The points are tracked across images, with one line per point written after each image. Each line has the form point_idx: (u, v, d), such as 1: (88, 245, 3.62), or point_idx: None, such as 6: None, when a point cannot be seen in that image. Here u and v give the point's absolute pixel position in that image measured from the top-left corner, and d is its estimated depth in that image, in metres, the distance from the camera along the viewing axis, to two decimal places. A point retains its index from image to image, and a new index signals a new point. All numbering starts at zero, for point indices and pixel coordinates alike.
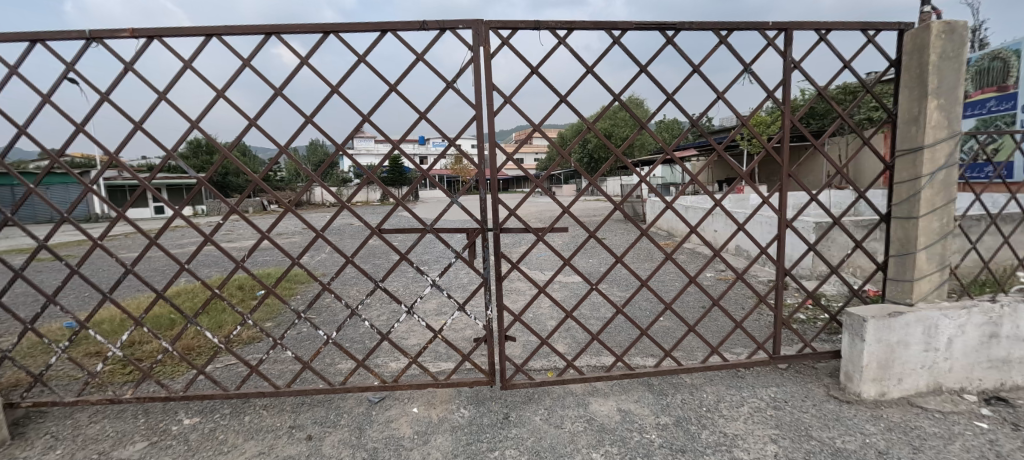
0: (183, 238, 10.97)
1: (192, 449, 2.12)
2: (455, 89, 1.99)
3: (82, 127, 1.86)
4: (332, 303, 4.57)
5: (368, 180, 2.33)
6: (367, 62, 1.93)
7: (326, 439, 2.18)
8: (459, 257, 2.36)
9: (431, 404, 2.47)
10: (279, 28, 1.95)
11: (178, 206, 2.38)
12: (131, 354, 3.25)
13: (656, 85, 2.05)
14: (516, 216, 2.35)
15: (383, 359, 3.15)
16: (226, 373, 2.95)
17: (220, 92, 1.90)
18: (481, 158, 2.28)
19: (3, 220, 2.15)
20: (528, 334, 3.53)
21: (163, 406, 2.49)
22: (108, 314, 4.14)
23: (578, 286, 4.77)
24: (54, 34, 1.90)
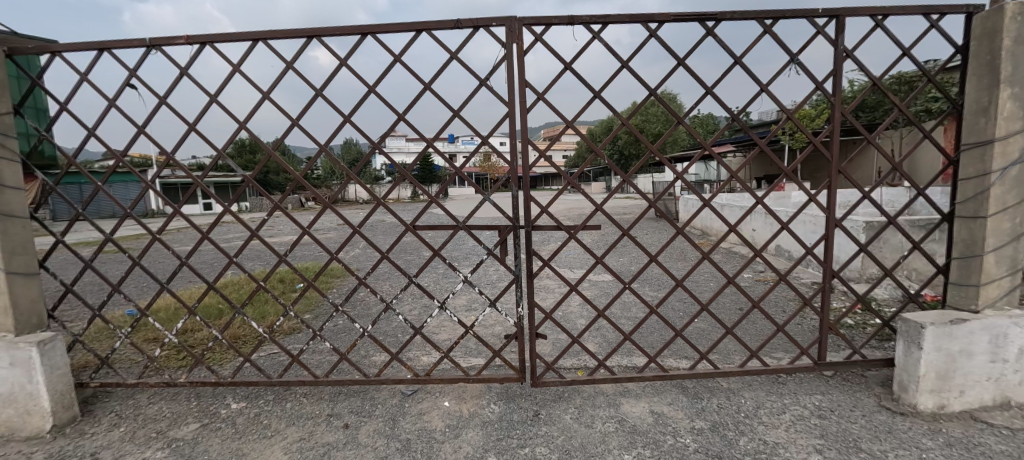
0: (230, 233, 11.60)
1: (239, 431, 2.25)
2: (489, 86, 2.01)
3: (143, 129, 2.01)
4: (367, 297, 4.72)
5: (402, 177, 2.38)
6: (404, 63, 1.98)
7: (362, 429, 2.25)
8: (491, 254, 2.36)
9: (461, 398, 2.51)
10: (320, 31, 2.02)
11: (226, 203, 2.51)
12: (185, 341, 3.47)
13: (694, 79, 1.99)
14: (548, 213, 2.34)
15: (415, 352, 3.22)
16: (269, 362, 3.10)
17: (266, 95, 2.00)
18: (513, 155, 2.28)
19: (74, 215, 2.34)
20: (558, 332, 3.52)
21: (212, 391, 2.64)
22: (164, 303, 4.43)
23: (610, 285, 4.70)
24: (118, 43, 2.04)
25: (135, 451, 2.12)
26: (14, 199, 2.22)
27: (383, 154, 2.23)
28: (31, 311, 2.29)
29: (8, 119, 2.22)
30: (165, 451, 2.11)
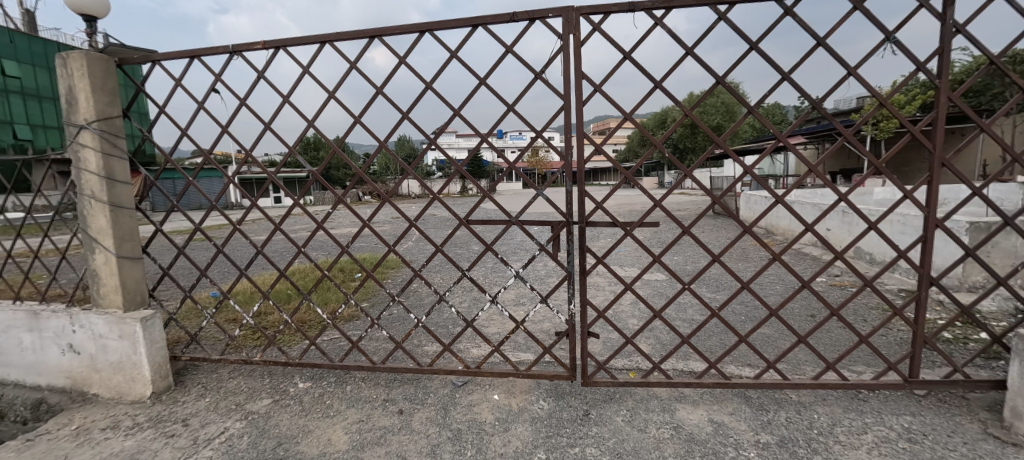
0: (299, 225, 12.42)
1: (305, 409, 2.40)
2: (544, 79, 1.98)
3: (227, 128, 2.19)
4: (421, 288, 4.86)
5: (457, 172, 2.40)
6: (459, 58, 1.99)
7: (415, 415, 2.32)
8: (543, 250, 2.33)
9: (511, 393, 2.51)
10: (381, 31, 2.08)
11: (296, 196, 2.66)
12: (259, 322, 3.76)
13: (768, 64, 1.83)
14: (604, 208, 2.26)
15: (466, 344, 3.27)
16: (332, 346, 3.29)
17: (331, 94, 2.10)
18: (567, 150, 2.23)
19: (169, 207, 2.59)
20: (610, 331, 3.42)
21: (282, 370, 2.84)
22: (242, 287, 4.84)
23: (666, 285, 4.49)
24: (205, 50, 2.22)
25: (216, 420, 2.32)
26: (123, 192, 2.50)
27: (438, 149, 2.28)
28: (135, 291, 2.57)
29: (118, 122, 2.50)
30: (243, 422, 2.30)
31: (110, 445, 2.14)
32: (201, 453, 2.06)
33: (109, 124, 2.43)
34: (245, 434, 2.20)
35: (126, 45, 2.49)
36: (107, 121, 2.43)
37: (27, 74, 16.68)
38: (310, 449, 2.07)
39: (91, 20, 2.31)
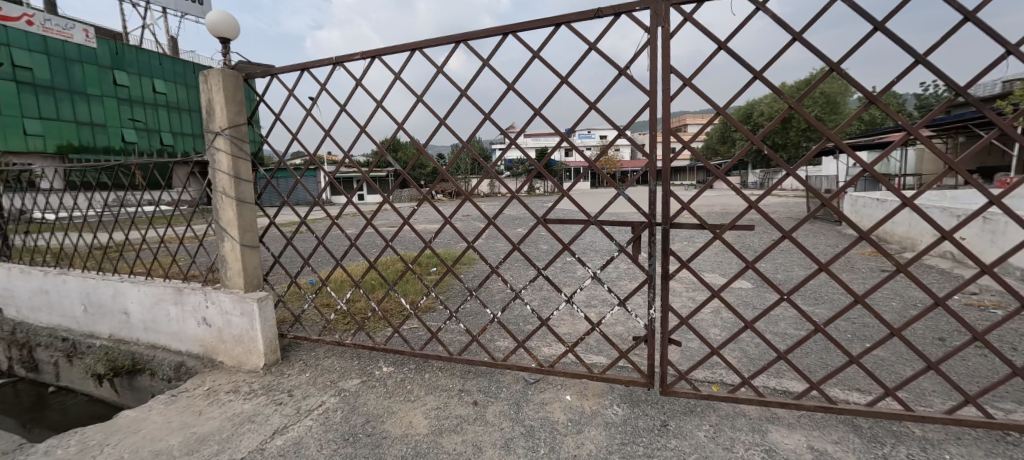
0: (387, 220, 13.38)
1: (390, 392, 2.58)
2: (629, 75, 1.95)
3: (332, 131, 2.45)
4: (496, 285, 4.99)
5: (538, 171, 2.44)
6: (542, 58, 2.02)
7: (489, 408, 2.38)
8: (623, 251, 2.27)
9: (584, 395, 2.48)
10: (466, 35, 2.17)
11: (388, 192, 2.87)
12: (351, 308, 4.13)
13: (898, 45, 1.61)
14: (690, 208, 2.16)
15: (538, 342, 3.29)
16: (412, 335, 3.50)
17: (420, 98, 2.26)
18: (651, 148, 2.17)
19: (283, 202, 2.92)
20: (693, 340, 3.22)
21: (369, 354, 3.08)
22: (337, 276, 5.33)
23: (757, 294, 4.12)
24: (314, 62, 2.49)
25: (315, 394, 2.59)
26: (247, 188, 2.87)
27: (518, 148, 2.33)
28: (255, 274, 2.95)
29: (245, 128, 2.89)
30: (337, 398, 2.54)
31: (234, 406, 2.49)
32: (302, 422, 2.31)
33: (238, 130, 2.82)
34: (338, 409, 2.43)
35: (250, 61, 2.86)
36: (237, 127, 2.81)
37: (173, 91, 19.97)
38: (394, 429, 2.23)
39: (225, 41, 2.69)
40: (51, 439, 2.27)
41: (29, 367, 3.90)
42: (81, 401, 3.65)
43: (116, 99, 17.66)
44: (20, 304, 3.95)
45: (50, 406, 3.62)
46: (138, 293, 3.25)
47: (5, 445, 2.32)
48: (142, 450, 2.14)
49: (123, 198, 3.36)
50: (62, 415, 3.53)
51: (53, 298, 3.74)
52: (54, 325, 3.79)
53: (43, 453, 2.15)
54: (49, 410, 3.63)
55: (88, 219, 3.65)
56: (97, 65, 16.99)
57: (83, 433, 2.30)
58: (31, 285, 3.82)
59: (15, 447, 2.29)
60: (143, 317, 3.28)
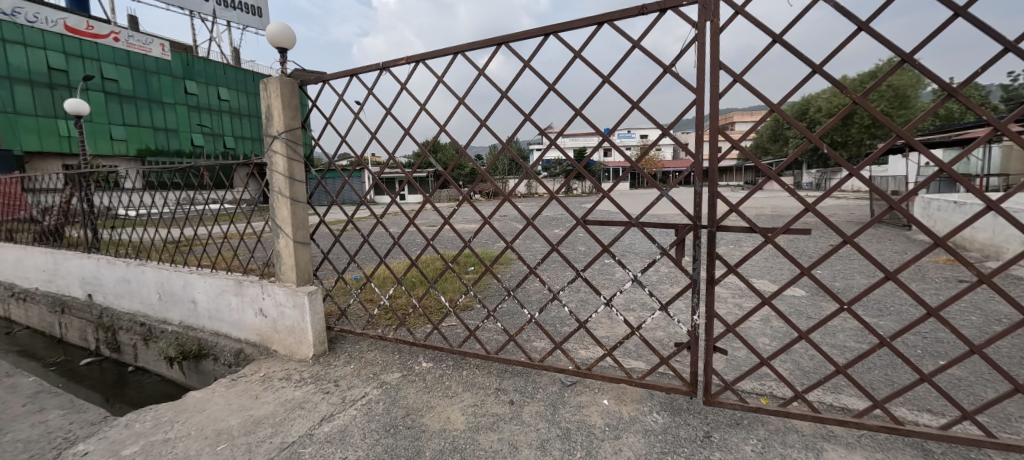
0: (429, 220, 13.70)
1: (428, 387, 2.63)
2: (674, 73, 1.90)
3: (377, 133, 2.54)
4: (535, 285, 4.98)
5: (579, 172, 2.41)
6: (583, 58, 2.00)
7: (525, 408, 2.38)
8: (665, 254, 2.19)
9: (621, 400, 2.42)
10: (507, 37, 2.17)
11: (429, 192, 2.93)
12: (393, 304, 4.26)
13: (983, 31, 1.46)
14: (740, 210, 2.05)
15: (576, 345, 3.25)
16: (451, 332, 3.56)
17: (461, 101, 2.30)
18: (698, 147, 2.08)
19: (331, 202, 3.01)
20: (740, 349, 3.07)
21: (409, 348, 3.16)
22: (381, 272, 5.52)
23: (812, 303, 3.86)
24: (362, 68, 2.58)
25: (359, 385, 2.68)
26: (301, 189, 3.02)
27: (557, 149, 2.31)
28: (306, 269, 3.10)
29: (299, 131, 3.04)
30: (379, 390, 2.62)
31: (285, 393, 2.62)
32: (347, 411, 2.40)
33: (292, 133, 2.97)
34: (380, 400, 2.50)
35: (304, 68, 3.00)
36: (292, 131, 2.97)
37: (236, 97, 21.44)
38: (432, 423, 2.27)
39: (282, 50, 2.83)
40: (130, 413, 2.49)
41: (112, 349, 4.30)
42: (155, 381, 3.99)
43: (187, 106, 19.15)
44: (106, 291, 4.36)
45: (129, 383, 3.98)
46: (205, 284, 3.50)
47: (93, 416, 2.58)
48: (205, 428, 2.30)
49: (193, 197, 3.63)
50: (139, 392, 3.87)
51: (133, 286, 4.10)
52: (133, 310, 4.14)
53: (122, 426, 2.37)
54: (128, 387, 4.00)
55: (163, 216, 3.97)
56: (172, 76, 18.51)
57: (156, 410, 2.51)
58: (115, 274, 4.21)
59: (101, 418, 2.54)
60: (208, 306, 3.53)
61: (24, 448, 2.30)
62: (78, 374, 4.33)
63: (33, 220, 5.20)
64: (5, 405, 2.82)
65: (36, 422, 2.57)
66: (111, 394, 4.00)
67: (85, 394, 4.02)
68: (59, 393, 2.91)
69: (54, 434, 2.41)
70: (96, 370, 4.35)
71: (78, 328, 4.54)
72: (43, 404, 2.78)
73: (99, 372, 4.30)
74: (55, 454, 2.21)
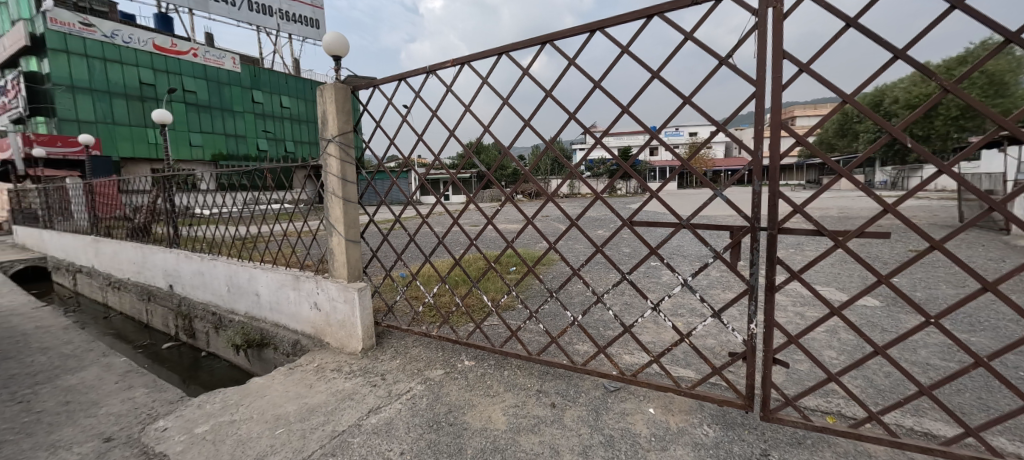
0: (473, 220, 13.86)
1: (470, 385, 2.62)
2: (731, 65, 1.77)
3: (424, 136, 2.58)
4: (579, 287, 4.88)
5: (626, 173, 2.32)
6: (631, 53, 1.92)
7: (567, 412, 2.31)
8: (719, 258, 2.05)
9: (669, 409, 2.29)
10: (551, 35, 2.12)
11: (473, 192, 2.93)
12: (437, 301, 4.32)
13: None
14: (805, 211, 1.88)
15: (620, 349, 3.13)
16: (493, 332, 3.55)
17: (506, 102, 2.28)
18: (757, 144, 1.93)
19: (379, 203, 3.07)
20: (803, 362, 2.83)
21: (452, 346, 3.18)
22: (426, 271, 5.62)
23: (888, 314, 3.49)
24: (408, 72, 2.62)
25: (404, 380, 2.72)
26: (353, 189, 3.12)
27: (603, 148, 2.24)
28: (355, 266, 3.19)
29: (352, 135, 3.14)
30: (423, 385, 2.64)
31: (336, 384, 2.71)
32: (393, 405, 2.43)
33: (345, 137, 3.07)
34: (424, 396, 2.52)
35: (356, 74, 3.10)
36: (345, 135, 3.06)
37: (295, 104, 22.80)
38: (474, 421, 2.25)
39: (337, 58, 2.93)
40: (202, 394, 2.66)
41: (188, 335, 4.68)
42: (225, 366, 4.30)
43: (254, 114, 20.58)
44: (183, 282, 4.73)
45: (202, 367, 4.37)
46: (267, 279, 3.70)
47: (172, 395, 2.78)
48: (265, 413, 2.42)
49: (257, 197, 3.85)
50: (210, 376, 4.25)
51: (206, 278, 4.41)
52: (206, 301, 4.47)
53: (196, 406, 2.54)
54: (202, 371, 4.33)
55: (232, 214, 4.25)
56: (241, 86, 19.99)
57: (224, 393, 2.67)
58: (191, 267, 4.56)
59: (178, 398, 2.73)
60: (269, 299, 3.73)
61: (114, 421, 2.51)
62: (161, 357, 4.76)
63: (123, 218, 5.74)
64: (100, 382, 3.06)
65: (125, 398, 2.79)
66: (187, 376, 4.37)
67: (166, 375, 4.41)
68: (145, 373, 3.13)
69: (139, 410, 2.62)
70: (175, 354, 4.75)
71: (162, 315, 4.98)
72: (132, 382, 3.01)
73: (178, 356, 4.69)
74: (138, 429, 2.40)
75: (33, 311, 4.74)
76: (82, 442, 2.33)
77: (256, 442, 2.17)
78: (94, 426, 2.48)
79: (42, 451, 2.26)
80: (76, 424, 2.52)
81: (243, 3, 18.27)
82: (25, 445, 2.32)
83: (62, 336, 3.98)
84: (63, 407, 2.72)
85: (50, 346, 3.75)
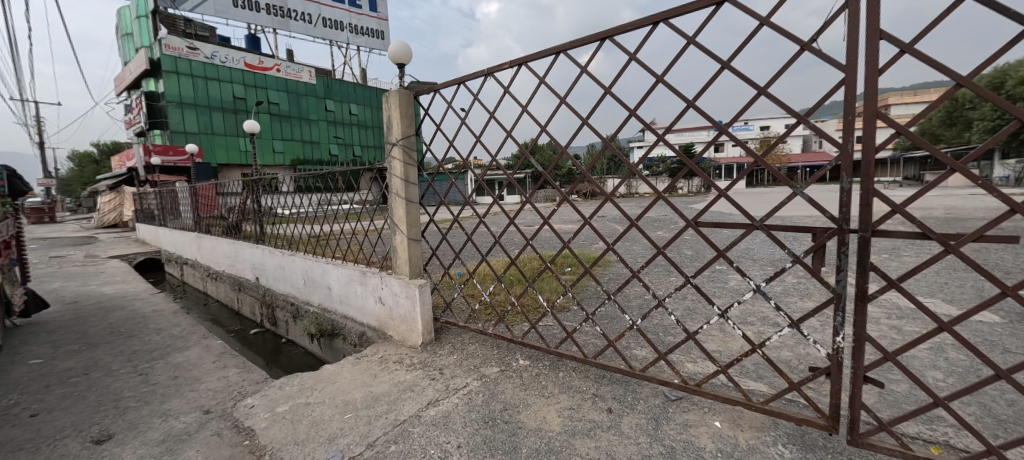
0: (529, 220, 13.88)
1: (525, 384, 2.60)
2: (816, 51, 1.59)
3: (481, 138, 2.59)
4: (638, 290, 4.70)
5: (692, 171, 2.17)
6: (699, 44, 1.79)
7: (624, 418, 2.21)
8: (799, 262, 1.85)
9: (737, 424, 2.11)
10: (612, 30, 2.03)
11: (530, 192, 2.89)
12: (493, 300, 4.35)
13: None
14: (906, 211, 1.64)
15: (682, 357, 2.95)
16: (548, 332, 3.51)
17: (563, 101, 2.23)
18: (846, 137, 1.72)
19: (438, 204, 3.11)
20: (902, 383, 2.49)
21: (507, 345, 3.17)
22: (482, 269, 5.69)
23: (1011, 333, 2.99)
24: (467, 76, 2.64)
25: (461, 375, 2.75)
26: (414, 190, 3.22)
27: (666, 146, 2.11)
28: (416, 264, 3.29)
29: (414, 138, 3.24)
30: (479, 382, 2.66)
31: (398, 375, 2.80)
32: (451, 399, 2.47)
33: (408, 140, 3.17)
34: (480, 392, 2.53)
35: (419, 80, 3.18)
36: (408, 138, 3.16)
37: (362, 111, 24.17)
38: (529, 421, 2.22)
39: (400, 66, 3.03)
40: (283, 377, 2.87)
41: (270, 322, 5.11)
42: (301, 352, 4.63)
43: (326, 121, 22.09)
44: (266, 275, 5.16)
45: (282, 352, 4.73)
46: (337, 274, 3.93)
47: (258, 376, 3.03)
48: (336, 398, 2.55)
49: (329, 198, 4.09)
50: (289, 360, 4.60)
51: (285, 272, 4.78)
52: (285, 292, 4.83)
53: (277, 387, 2.74)
54: (283, 356, 4.71)
55: (307, 214, 4.55)
56: (316, 97, 21.52)
57: (301, 377, 2.85)
58: (274, 262, 4.97)
59: (263, 379, 2.97)
60: (339, 292, 3.95)
61: (212, 396, 2.77)
62: (249, 340, 5.24)
63: (219, 217, 6.38)
64: (201, 360, 3.39)
65: (220, 376, 3.08)
66: (269, 359, 4.76)
67: (252, 358, 4.85)
68: (237, 355, 3.45)
69: (232, 387, 2.87)
70: (259, 339, 5.21)
71: (250, 304, 5.49)
72: (226, 363, 3.31)
73: (262, 341, 5.14)
74: (231, 404, 2.63)
75: (150, 297, 5.43)
76: (187, 412, 2.59)
77: (327, 425, 2.30)
78: (196, 399, 2.75)
79: (156, 418, 2.55)
80: (182, 396, 2.81)
81: (318, 19, 19.65)
82: (143, 412, 2.63)
83: (171, 319, 4.49)
84: (172, 381, 3.04)
85: (162, 327, 4.24)
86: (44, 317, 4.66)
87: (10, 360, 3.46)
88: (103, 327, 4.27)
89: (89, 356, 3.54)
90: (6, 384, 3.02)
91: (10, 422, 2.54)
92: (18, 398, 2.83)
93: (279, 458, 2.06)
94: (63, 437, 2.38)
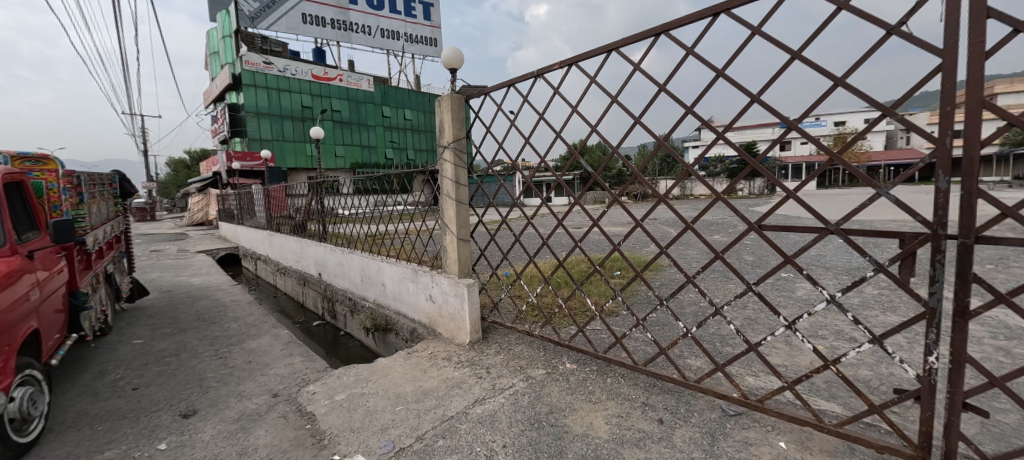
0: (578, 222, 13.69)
1: (573, 388, 2.53)
2: (906, 34, 1.41)
3: (529, 140, 2.56)
4: (694, 296, 4.46)
5: (755, 171, 2.00)
6: (766, 33, 1.64)
7: (677, 430, 2.08)
8: (882, 270, 1.64)
9: (805, 446, 1.92)
10: (667, 24, 1.92)
11: (579, 193, 2.81)
12: (540, 301, 4.32)
13: None
14: (1021, 215, 1.40)
15: (742, 369, 2.75)
16: (596, 337, 3.41)
17: (614, 99, 2.13)
18: (942, 131, 1.50)
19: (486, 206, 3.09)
20: (1014, 415, 2.15)
21: (554, 347, 3.11)
22: (530, 271, 5.66)
23: None
24: (517, 78, 2.62)
25: (507, 375, 2.73)
26: (464, 192, 3.24)
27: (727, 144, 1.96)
28: (466, 264, 3.31)
29: (465, 141, 3.26)
30: (526, 383, 2.62)
31: (446, 372, 2.82)
32: (497, 398, 2.45)
33: (458, 142, 3.20)
34: (526, 393, 2.50)
35: (470, 84, 3.21)
36: (458, 141, 3.20)
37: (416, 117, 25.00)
38: (575, 425, 2.16)
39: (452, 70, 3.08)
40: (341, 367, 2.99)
41: (331, 315, 5.40)
42: (357, 345, 4.84)
43: (382, 126, 23.10)
44: (327, 270, 5.45)
45: (340, 344, 4.98)
46: (391, 270, 4.06)
47: (320, 365, 3.18)
48: (389, 390, 2.62)
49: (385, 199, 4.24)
50: (347, 351, 4.82)
51: (343, 269, 5.03)
52: (344, 287, 5.08)
53: (336, 376, 2.86)
54: (340, 347, 4.94)
55: (364, 214, 4.74)
56: (374, 103, 22.55)
57: (357, 368, 2.96)
58: (334, 259, 5.24)
59: (324, 368, 3.12)
60: (393, 288, 4.07)
61: (280, 381, 2.94)
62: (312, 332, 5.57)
63: (287, 216, 6.84)
64: (271, 347, 3.63)
65: (287, 363, 3.27)
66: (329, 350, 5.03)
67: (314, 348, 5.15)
68: (302, 344, 3.65)
69: (297, 374, 3.04)
70: (320, 330, 5.52)
71: (313, 297, 5.83)
72: (292, 351, 3.52)
73: (322, 333, 5.43)
74: (296, 389, 2.78)
75: (229, 287, 5.93)
76: (257, 395, 2.77)
77: (380, 415, 2.36)
78: (266, 383, 2.93)
79: (232, 398, 2.74)
80: (254, 379, 3.01)
81: (377, 31, 20.43)
82: (222, 392, 2.84)
83: (246, 309, 4.86)
84: (246, 365, 3.27)
85: (238, 316, 4.59)
86: (143, 302, 5.21)
87: (117, 339, 3.88)
88: (190, 314, 4.70)
89: (179, 339, 3.90)
90: (115, 360, 3.39)
91: (116, 393, 2.84)
92: (123, 372, 3.16)
93: (338, 443, 2.14)
94: (157, 410, 2.62)
